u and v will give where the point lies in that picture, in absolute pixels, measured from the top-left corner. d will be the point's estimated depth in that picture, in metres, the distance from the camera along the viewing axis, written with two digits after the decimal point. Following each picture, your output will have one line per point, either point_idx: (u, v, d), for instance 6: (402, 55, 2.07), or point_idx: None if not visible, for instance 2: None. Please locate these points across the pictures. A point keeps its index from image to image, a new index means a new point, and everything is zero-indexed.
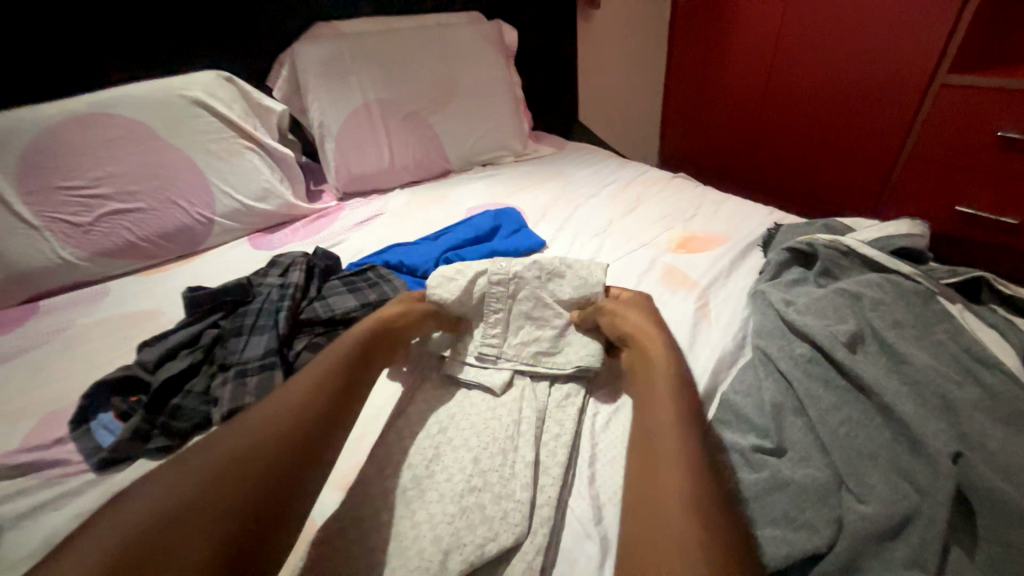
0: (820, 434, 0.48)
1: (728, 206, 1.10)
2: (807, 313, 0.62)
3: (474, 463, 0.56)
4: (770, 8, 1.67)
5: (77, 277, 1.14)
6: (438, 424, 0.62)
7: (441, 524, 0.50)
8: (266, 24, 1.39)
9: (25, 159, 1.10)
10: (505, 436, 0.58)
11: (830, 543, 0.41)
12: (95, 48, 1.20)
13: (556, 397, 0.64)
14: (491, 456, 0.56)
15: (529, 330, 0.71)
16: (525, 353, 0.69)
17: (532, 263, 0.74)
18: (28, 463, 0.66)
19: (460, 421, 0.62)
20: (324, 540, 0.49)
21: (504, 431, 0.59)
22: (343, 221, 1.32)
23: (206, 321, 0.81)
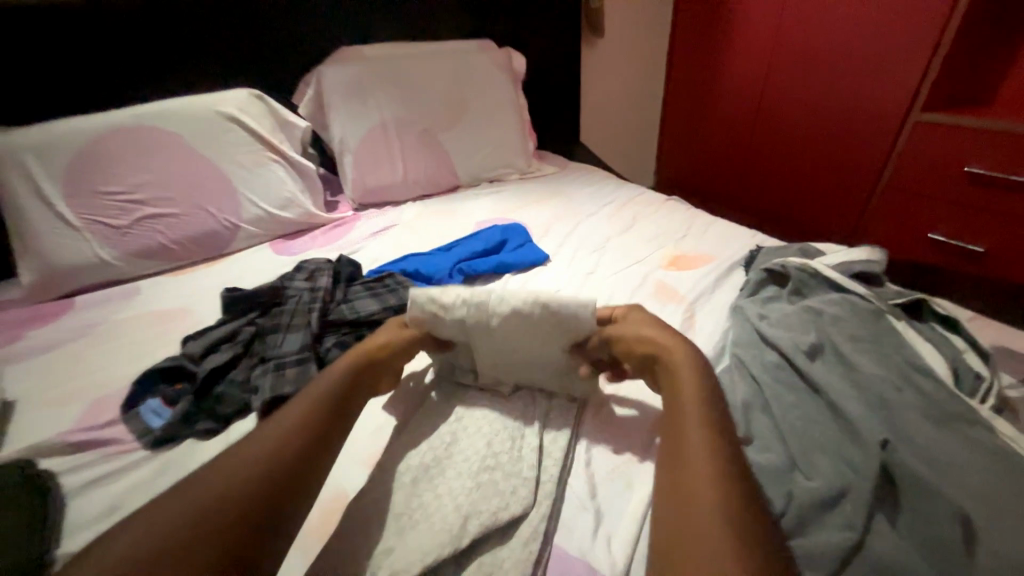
0: (779, 427, 0.58)
1: (717, 228, 1.21)
2: (778, 326, 0.72)
3: (487, 446, 0.64)
4: (760, 46, 1.81)
5: (111, 275, 1.22)
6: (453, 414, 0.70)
7: (459, 495, 0.58)
8: (295, 46, 1.50)
9: (72, 166, 1.19)
10: (514, 425, 0.67)
11: (781, 511, 0.50)
12: (139, 66, 1.31)
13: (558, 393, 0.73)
14: (502, 441, 0.64)
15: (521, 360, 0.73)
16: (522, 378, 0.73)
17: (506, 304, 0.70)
18: (85, 440, 0.74)
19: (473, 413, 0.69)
20: (360, 506, 0.58)
21: (513, 421, 0.68)
22: (359, 230, 1.41)
23: (244, 319, 0.90)
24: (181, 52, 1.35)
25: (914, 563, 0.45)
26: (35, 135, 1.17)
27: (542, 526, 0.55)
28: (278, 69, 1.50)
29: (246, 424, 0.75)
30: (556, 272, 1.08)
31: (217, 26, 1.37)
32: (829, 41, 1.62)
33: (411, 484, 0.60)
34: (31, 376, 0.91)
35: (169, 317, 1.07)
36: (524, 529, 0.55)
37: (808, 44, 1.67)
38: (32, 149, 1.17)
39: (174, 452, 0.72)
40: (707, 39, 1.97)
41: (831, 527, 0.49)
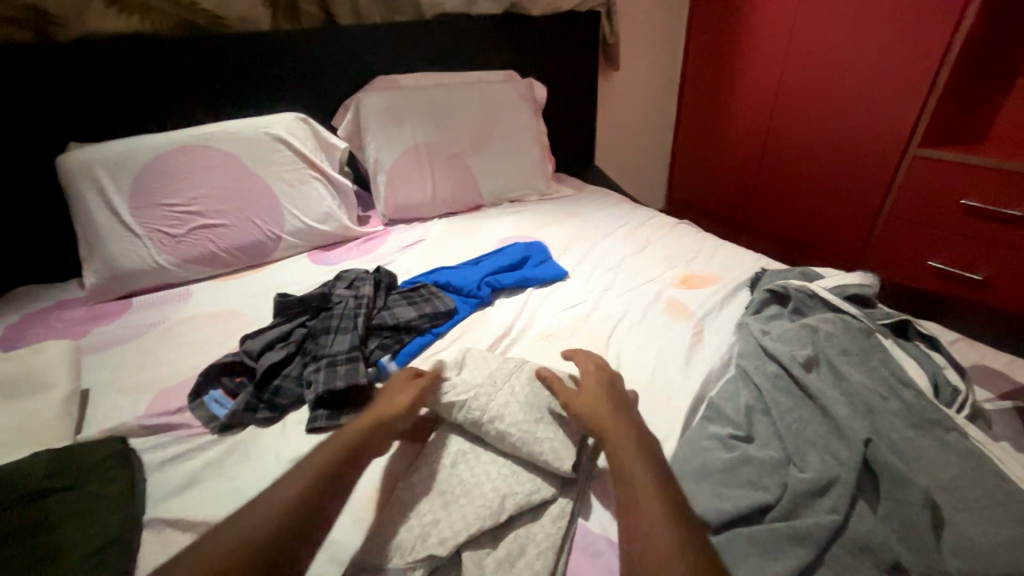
0: (778, 428, 0.67)
1: (724, 252, 1.30)
2: (778, 341, 0.81)
3: None
4: (766, 84, 1.94)
5: (165, 278, 1.33)
6: (486, 379, 0.74)
7: (497, 479, 0.65)
8: (337, 75, 1.64)
9: (138, 179, 1.32)
10: None
11: (777, 497, 0.58)
12: (201, 91, 1.45)
13: None
14: None
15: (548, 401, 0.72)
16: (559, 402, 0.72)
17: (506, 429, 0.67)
18: (159, 424, 0.83)
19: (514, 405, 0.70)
20: (409, 484, 0.66)
21: None
22: (390, 244, 1.52)
23: (296, 321, 1.01)
24: (239, 79, 1.49)
25: (890, 541, 0.53)
26: (108, 150, 1.31)
27: (570, 506, 0.63)
28: (321, 94, 1.64)
29: (300, 413, 0.85)
30: (575, 288, 1.17)
31: (271, 58, 1.51)
32: (830, 81, 1.74)
33: (452, 462, 0.68)
34: (103, 367, 1.01)
35: (221, 318, 1.16)
36: (554, 508, 0.63)
37: (811, 84, 1.80)
38: (105, 163, 1.30)
39: (238, 436, 0.81)
40: (716, 76, 2.10)
41: (820, 511, 0.57)
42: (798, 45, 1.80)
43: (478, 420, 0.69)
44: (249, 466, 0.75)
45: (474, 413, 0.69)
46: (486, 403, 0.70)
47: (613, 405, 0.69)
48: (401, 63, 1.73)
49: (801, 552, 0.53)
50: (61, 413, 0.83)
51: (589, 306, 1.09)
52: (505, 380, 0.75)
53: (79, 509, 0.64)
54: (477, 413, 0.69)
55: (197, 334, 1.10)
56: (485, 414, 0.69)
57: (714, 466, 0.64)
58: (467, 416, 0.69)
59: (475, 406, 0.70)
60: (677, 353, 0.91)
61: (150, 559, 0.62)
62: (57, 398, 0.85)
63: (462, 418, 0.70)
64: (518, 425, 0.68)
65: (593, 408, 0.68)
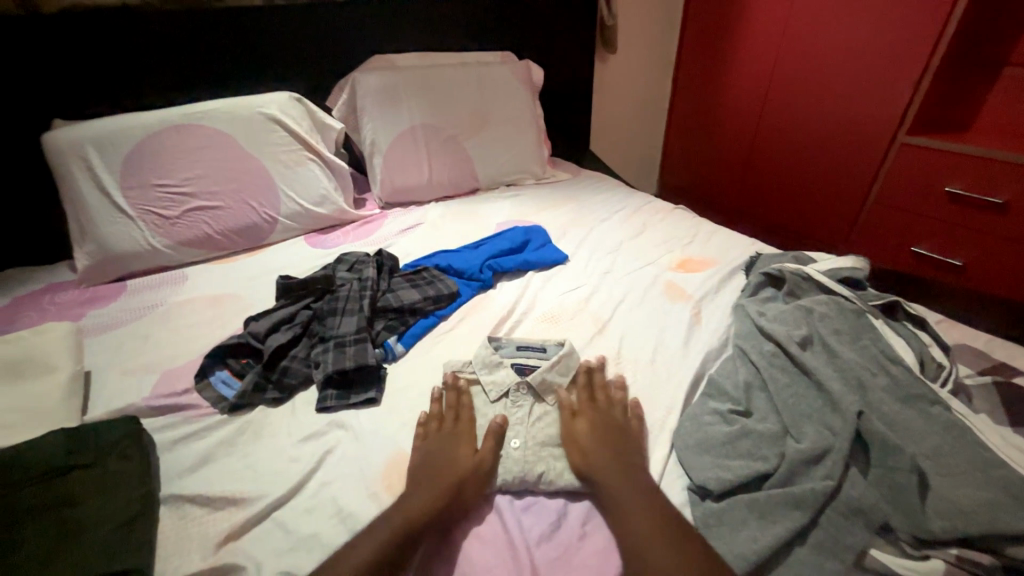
0: (775, 403, 0.72)
1: (718, 236, 1.33)
2: (774, 321, 0.85)
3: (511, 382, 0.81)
4: (761, 69, 1.94)
5: (160, 260, 1.30)
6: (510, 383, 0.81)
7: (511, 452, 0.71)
8: (331, 54, 1.60)
9: (127, 160, 1.28)
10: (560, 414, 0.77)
11: (776, 466, 0.64)
12: (191, 67, 1.40)
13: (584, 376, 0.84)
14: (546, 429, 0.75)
15: (557, 371, 0.82)
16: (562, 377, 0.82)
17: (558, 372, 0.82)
18: (169, 406, 0.84)
19: (562, 364, 0.83)
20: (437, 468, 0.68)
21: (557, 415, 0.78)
22: (388, 227, 1.50)
23: (301, 303, 1.01)
24: (229, 55, 1.44)
25: (877, 502, 0.58)
26: (94, 128, 1.26)
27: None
28: (314, 72, 1.59)
29: (310, 393, 0.86)
30: (575, 272, 1.18)
31: (262, 33, 1.46)
32: (823, 71, 1.75)
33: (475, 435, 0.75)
34: (104, 351, 1.00)
35: (222, 300, 1.15)
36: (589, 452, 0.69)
37: (805, 74, 1.81)
38: (93, 142, 1.26)
39: (249, 416, 0.82)
40: (711, 64, 2.11)
41: (815, 477, 0.62)
42: (793, 33, 1.80)
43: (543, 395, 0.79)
44: (263, 444, 0.77)
45: (544, 393, 0.79)
46: (552, 376, 0.81)
47: (602, 429, 0.71)
48: (396, 41, 1.68)
49: (796, 515, 0.58)
50: (65, 396, 0.83)
51: (590, 290, 1.10)
52: (546, 380, 0.80)
53: (99, 484, 0.67)
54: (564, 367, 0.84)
55: (196, 318, 1.09)
56: (548, 370, 0.82)
57: (718, 441, 0.69)
58: (517, 447, 0.72)
59: (551, 389, 0.80)
60: (676, 332, 0.95)
61: (175, 534, 0.65)
62: (63, 380, 0.85)
63: (520, 453, 0.71)
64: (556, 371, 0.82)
65: (579, 439, 0.70)
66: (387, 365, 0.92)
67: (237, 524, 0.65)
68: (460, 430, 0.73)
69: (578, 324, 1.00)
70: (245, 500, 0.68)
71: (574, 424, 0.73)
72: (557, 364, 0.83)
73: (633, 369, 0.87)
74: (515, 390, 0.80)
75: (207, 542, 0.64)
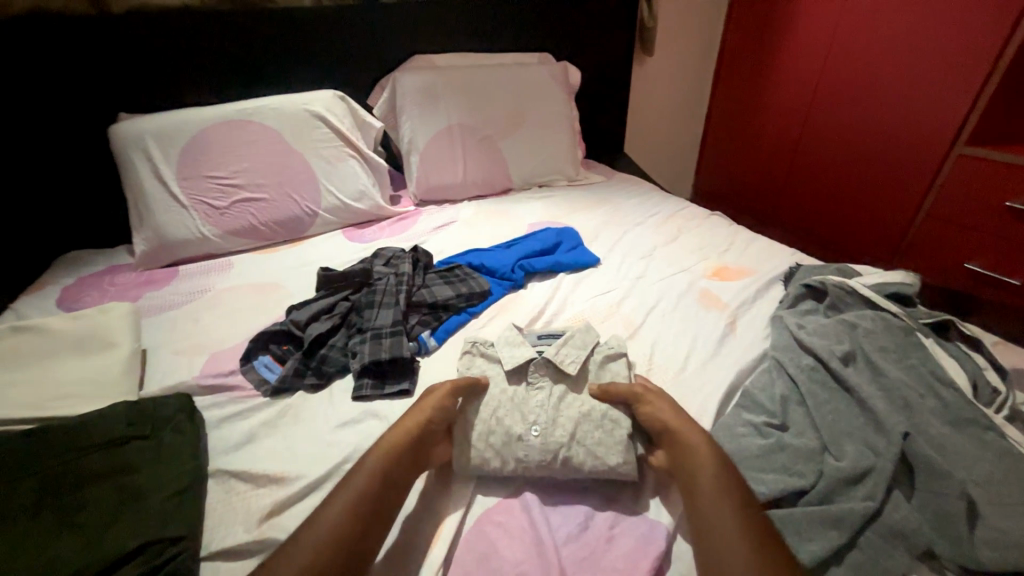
0: (813, 418, 0.71)
1: (756, 245, 1.29)
2: (814, 334, 0.83)
3: (531, 362, 0.82)
4: (808, 73, 1.87)
5: (209, 248, 1.37)
6: (528, 358, 0.82)
7: (535, 439, 0.70)
8: (374, 55, 1.64)
9: (184, 152, 1.36)
10: (587, 401, 0.76)
11: (812, 483, 0.63)
12: (243, 66, 1.48)
13: (604, 351, 0.85)
14: (570, 416, 0.73)
15: (574, 345, 0.84)
16: (581, 351, 0.83)
17: (575, 345, 0.84)
18: (217, 386, 0.89)
19: (578, 339, 0.85)
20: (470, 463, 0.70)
21: (582, 400, 0.76)
22: (423, 224, 1.54)
23: (341, 294, 1.05)
24: (278, 55, 1.50)
25: (921, 527, 0.57)
26: (155, 122, 1.35)
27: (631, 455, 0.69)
28: (357, 72, 1.64)
29: (346, 382, 0.90)
30: (607, 276, 1.18)
31: (310, 35, 1.52)
32: (875, 75, 1.68)
33: (500, 419, 0.73)
34: (158, 331, 1.07)
35: (265, 288, 1.21)
36: (615, 444, 0.69)
37: (856, 80, 1.74)
38: (153, 134, 1.34)
39: (289, 400, 0.86)
40: (755, 66, 2.05)
41: (854, 497, 0.61)
42: (844, 37, 1.73)
43: (564, 368, 0.80)
44: (302, 428, 0.81)
45: (564, 368, 0.80)
46: (568, 350, 0.83)
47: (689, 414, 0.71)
48: (438, 43, 1.71)
49: (834, 534, 0.57)
50: (124, 371, 0.89)
51: (621, 294, 1.10)
52: (565, 355, 0.82)
53: (155, 455, 0.72)
54: (583, 341, 0.85)
55: (242, 303, 1.15)
56: (563, 343, 0.84)
57: (752, 454, 0.68)
58: (537, 434, 0.71)
59: (571, 361, 0.81)
60: (709, 342, 0.94)
61: (221, 506, 0.69)
62: (123, 356, 0.91)
63: (541, 440, 0.70)
64: (575, 345, 0.84)
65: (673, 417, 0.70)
66: (421, 359, 0.94)
67: (277, 501, 0.69)
68: (436, 395, 0.75)
69: (609, 329, 0.99)
70: (285, 479, 0.72)
71: (598, 417, 0.73)
72: (573, 339, 0.85)
73: (665, 376, 0.86)
74: (534, 369, 0.81)
75: (249, 517, 0.67)
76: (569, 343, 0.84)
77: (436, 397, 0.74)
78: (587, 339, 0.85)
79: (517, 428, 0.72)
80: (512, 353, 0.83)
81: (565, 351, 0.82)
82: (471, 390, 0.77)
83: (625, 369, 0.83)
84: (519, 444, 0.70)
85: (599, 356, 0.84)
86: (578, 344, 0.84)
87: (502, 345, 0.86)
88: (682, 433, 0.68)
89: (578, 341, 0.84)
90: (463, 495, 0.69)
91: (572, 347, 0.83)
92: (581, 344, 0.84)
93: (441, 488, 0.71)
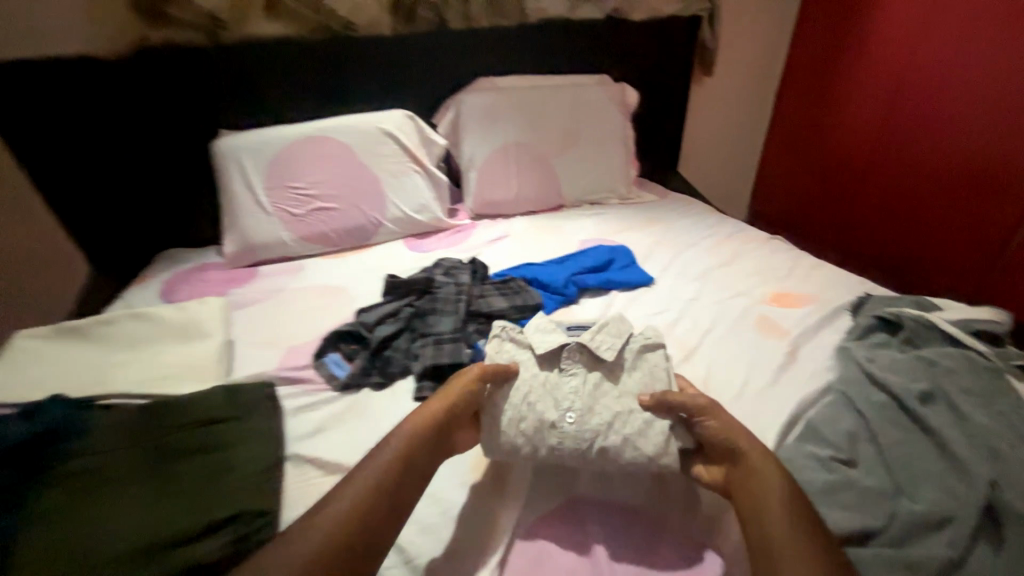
0: (886, 457, 0.69)
1: (819, 272, 1.25)
2: (888, 369, 0.81)
3: (565, 347, 0.82)
4: (882, 94, 1.78)
5: (286, 251, 1.50)
6: (562, 340, 0.83)
7: (566, 425, 0.74)
8: (441, 77, 1.74)
9: (271, 165, 1.51)
10: (619, 392, 0.78)
11: (886, 524, 0.62)
12: (326, 88, 1.62)
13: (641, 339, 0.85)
14: (602, 407, 0.76)
15: (609, 331, 0.84)
16: (616, 337, 0.83)
17: (610, 332, 0.84)
18: (293, 378, 0.98)
19: (613, 326, 0.84)
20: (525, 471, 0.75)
21: (614, 390, 0.78)
22: (477, 236, 1.60)
23: (404, 300, 1.12)
24: (356, 77, 1.63)
25: None
26: (250, 138, 1.51)
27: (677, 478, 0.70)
28: (424, 92, 1.75)
29: (407, 382, 0.95)
30: (660, 296, 1.18)
31: (385, 59, 1.64)
32: (960, 98, 1.57)
33: (532, 405, 0.76)
34: (242, 324, 1.18)
35: (334, 290, 1.31)
36: (656, 436, 0.72)
37: (937, 102, 1.63)
38: (247, 149, 1.50)
39: (356, 396, 0.93)
40: (824, 87, 1.97)
41: (933, 544, 0.60)
42: (926, 57, 1.64)
43: (600, 354, 0.80)
44: (368, 423, 0.87)
45: (599, 353, 0.81)
46: (604, 336, 0.83)
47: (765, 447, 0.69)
48: (501, 65, 1.79)
49: None
50: (216, 358, 1.00)
51: (675, 314, 1.10)
52: (600, 341, 0.82)
53: (244, 435, 0.80)
54: (618, 328, 0.85)
55: (314, 303, 1.25)
56: (598, 329, 0.84)
57: (821, 488, 0.67)
58: (572, 421, 0.74)
59: (606, 348, 0.81)
60: (769, 370, 0.92)
61: (297, 488, 0.76)
62: (215, 345, 1.02)
63: (575, 427, 0.73)
64: (609, 332, 0.84)
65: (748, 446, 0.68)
66: None
67: None
68: (461, 382, 0.77)
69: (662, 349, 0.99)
70: None
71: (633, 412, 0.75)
72: (608, 327, 0.84)
73: (721, 401, 0.85)
74: (567, 354, 0.82)
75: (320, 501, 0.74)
76: (604, 329, 0.84)
77: (460, 384, 0.77)
78: (622, 326, 0.85)
79: (551, 415, 0.75)
80: (547, 335, 0.84)
81: (600, 337, 0.82)
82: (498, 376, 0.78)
83: (663, 359, 0.83)
84: (552, 431, 0.73)
85: (636, 344, 0.83)
86: (613, 331, 0.84)
87: (534, 329, 0.86)
88: (752, 463, 0.67)
89: (613, 328, 0.84)
90: (517, 501, 0.73)
91: (607, 333, 0.83)
92: (617, 332, 0.84)
93: (497, 492, 0.75)
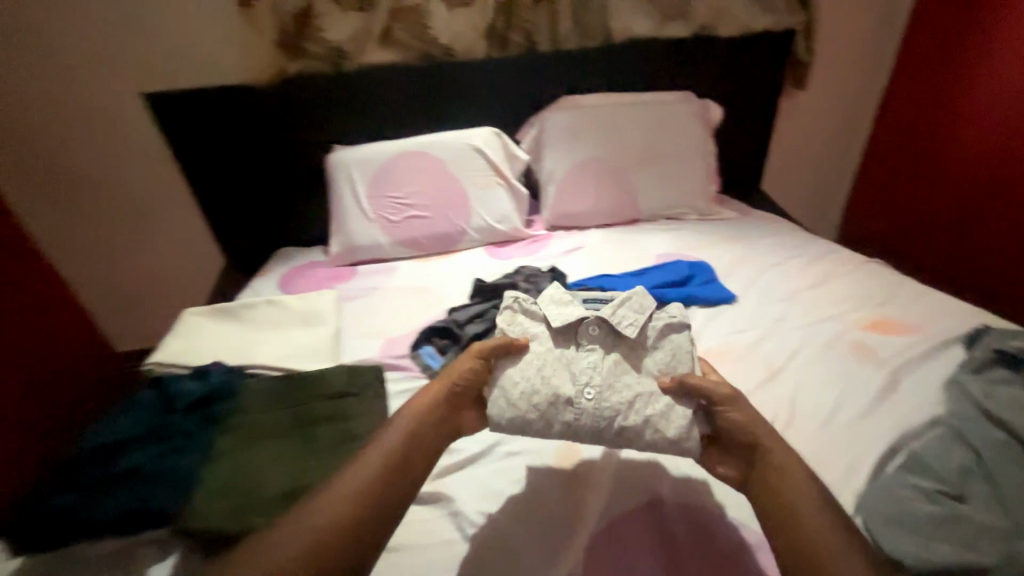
0: (1003, 497, 0.66)
1: (926, 300, 1.16)
2: (1008, 407, 0.77)
3: (584, 323, 0.87)
4: (1007, 106, 1.60)
5: (383, 253, 1.68)
6: (582, 316, 0.88)
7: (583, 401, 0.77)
8: (528, 96, 1.85)
9: (376, 177, 1.69)
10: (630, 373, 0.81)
11: (1000, 561, 0.60)
12: (424, 108, 1.79)
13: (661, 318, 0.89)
14: (616, 386, 0.79)
15: (628, 309, 0.88)
16: (637, 315, 0.87)
17: (627, 309, 0.88)
18: (394, 366, 1.11)
19: (633, 304, 0.89)
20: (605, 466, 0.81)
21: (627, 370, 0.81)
22: (554, 247, 1.67)
23: (490, 302, 1.22)
24: (451, 98, 1.79)
25: None
26: (360, 153, 1.71)
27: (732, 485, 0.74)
28: (510, 111, 1.86)
29: None
30: (742, 314, 1.17)
31: (477, 81, 1.78)
32: None
33: (545, 380, 0.79)
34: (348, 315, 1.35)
35: (424, 290, 1.44)
36: (676, 420, 0.75)
37: None
38: (357, 163, 1.70)
39: None
40: (936, 100, 1.81)
41: None
42: None
43: (623, 331, 0.85)
44: None
45: (622, 330, 0.86)
46: (624, 313, 0.87)
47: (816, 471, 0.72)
48: (585, 84, 1.85)
49: None
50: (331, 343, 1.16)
51: (758, 334, 1.09)
52: (619, 318, 0.87)
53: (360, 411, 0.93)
54: (638, 306, 0.89)
55: (408, 301, 1.39)
56: (616, 305, 0.88)
57: (926, 520, 0.65)
58: (590, 397, 0.77)
59: (628, 324, 0.86)
60: (863, 398, 0.89)
61: None
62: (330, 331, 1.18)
63: (593, 404, 0.77)
64: (626, 309, 0.88)
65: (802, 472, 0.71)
66: None
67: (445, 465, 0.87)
68: (461, 365, 0.82)
69: (744, 367, 0.99)
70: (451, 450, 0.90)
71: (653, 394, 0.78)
72: (627, 305, 0.89)
73: (808, 425, 0.85)
74: (588, 330, 0.86)
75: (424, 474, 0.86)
76: (622, 306, 0.88)
77: (460, 366, 0.82)
78: (639, 304, 0.89)
79: (569, 390, 0.78)
80: (570, 311, 0.89)
81: (622, 315, 0.87)
82: (501, 352, 0.82)
83: (687, 340, 0.87)
84: (568, 407, 0.77)
85: (657, 322, 0.88)
86: (631, 309, 0.88)
87: (553, 304, 0.91)
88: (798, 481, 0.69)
89: (632, 306, 0.88)
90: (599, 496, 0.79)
91: (626, 311, 0.88)
92: (637, 310, 0.88)
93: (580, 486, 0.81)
